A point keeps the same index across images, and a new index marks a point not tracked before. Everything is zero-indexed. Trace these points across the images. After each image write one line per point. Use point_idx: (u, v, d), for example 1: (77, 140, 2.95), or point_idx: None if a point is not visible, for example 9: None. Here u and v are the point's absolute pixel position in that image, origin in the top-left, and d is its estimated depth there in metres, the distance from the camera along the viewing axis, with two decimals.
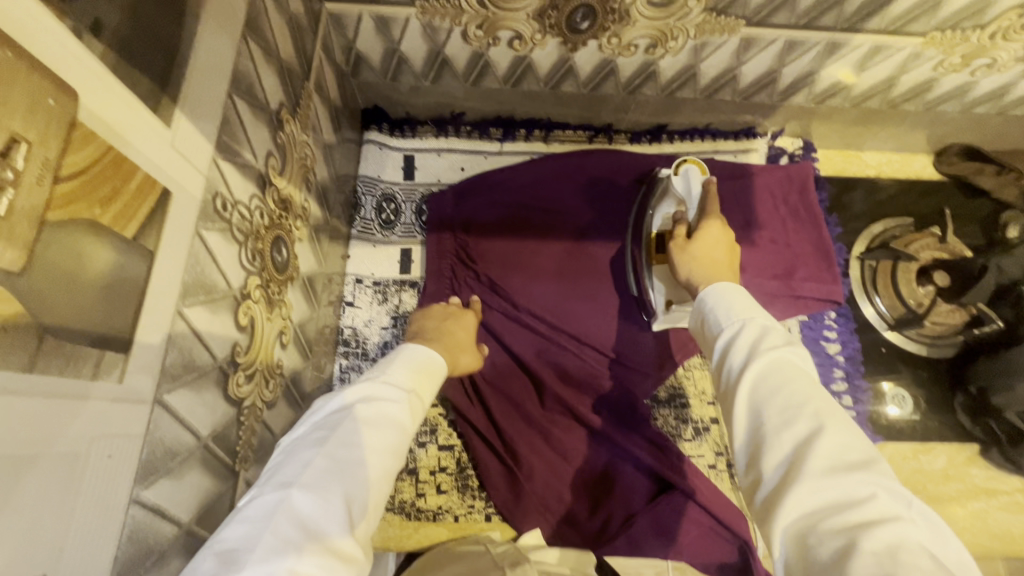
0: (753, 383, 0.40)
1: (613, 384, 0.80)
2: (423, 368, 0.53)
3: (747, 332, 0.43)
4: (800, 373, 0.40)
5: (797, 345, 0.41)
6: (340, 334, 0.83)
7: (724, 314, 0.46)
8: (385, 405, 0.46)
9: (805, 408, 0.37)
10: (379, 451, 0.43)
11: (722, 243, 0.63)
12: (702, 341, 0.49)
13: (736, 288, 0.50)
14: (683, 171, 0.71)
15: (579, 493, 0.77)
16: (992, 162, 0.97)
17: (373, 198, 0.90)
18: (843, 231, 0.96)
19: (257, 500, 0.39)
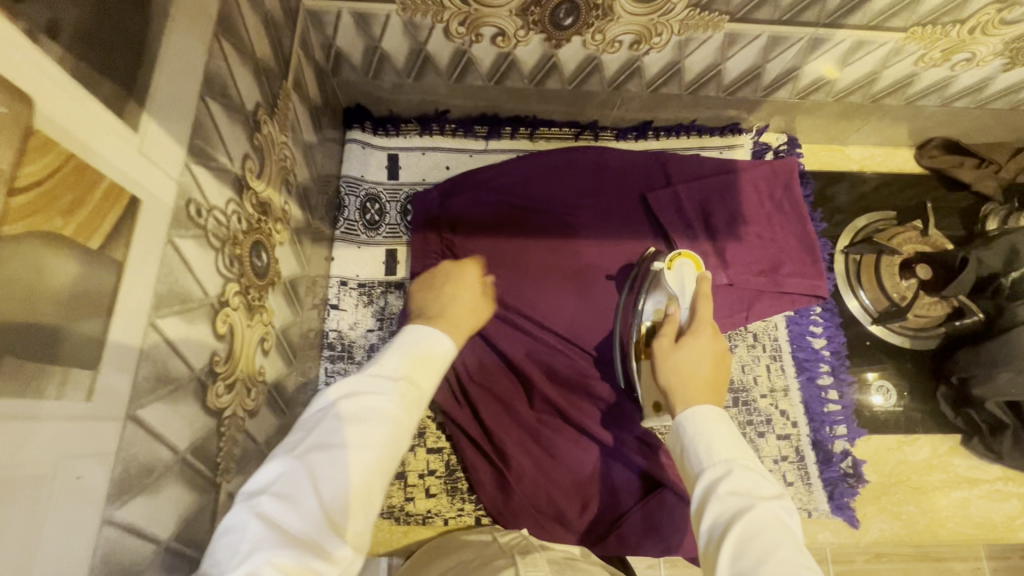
0: (738, 536, 0.47)
1: (603, 385, 0.80)
2: (416, 355, 0.51)
3: (733, 481, 0.51)
4: (784, 532, 0.47)
5: (776, 505, 0.49)
6: (326, 338, 0.81)
7: (708, 451, 0.53)
8: (369, 398, 0.46)
9: (791, 571, 0.44)
10: (361, 443, 0.44)
11: (707, 359, 0.62)
12: (683, 471, 0.56)
13: (717, 413, 0.57)
14: (677, 266, 0.72)
15: (569, 494, 0.77)
16: (971, 156, 0.98)
17: (357, 198, 0.88)
18: (828, 226, 0.97)
19: (237, 503, 0.41)
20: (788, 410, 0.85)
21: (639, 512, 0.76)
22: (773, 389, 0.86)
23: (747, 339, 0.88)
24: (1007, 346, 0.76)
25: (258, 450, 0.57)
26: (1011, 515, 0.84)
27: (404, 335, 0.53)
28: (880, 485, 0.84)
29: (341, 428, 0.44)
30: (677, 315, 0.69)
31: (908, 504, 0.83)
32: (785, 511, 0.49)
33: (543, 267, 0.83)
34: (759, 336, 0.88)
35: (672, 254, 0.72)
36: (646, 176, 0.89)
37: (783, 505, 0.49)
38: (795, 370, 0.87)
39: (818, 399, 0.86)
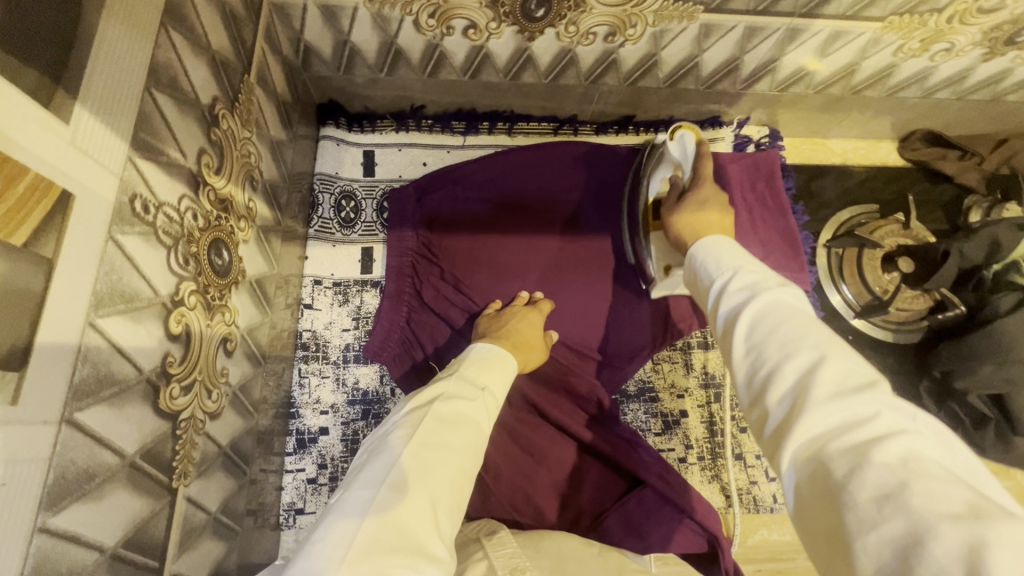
0: (748, 320, 0.40)
1: (582, 382, 0.80)
2: (495, 371, 0.60)
3: (741, 279, 0.43)
4: (798, 312, 0.39)
5: (789, 288, 0.41)
6: (299, 338, 0.80)
7: (715, 265, 0.47)
8: (464, 406, 0.53)
9: (806, 341, 0.36)
10: (460, 448, 0.49)
11: (714, 205, 0.63)
12: (698, 295, 0.50)
13: (725, 241, 0.50)
14: (679, 136, 0.71)
15: (548, 492, 0.76)
16: (954, 148, 0.97)
17: (331, 196, 0.87)
18: (810, 220, 0.96)
19: (349, 497, 0.43)
20: None
21: (622, 510, 0.74)
22: None
23: None
24: (988, 339, 0.76)
25: (221, 452, 0.55)
26: None
27: (480, 351, 0.63)
28: None
29: (445, 428, 0.50)
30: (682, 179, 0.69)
31: None
32: (803, 295, 0.41)
33: (522, 264, 0.83)
34: None
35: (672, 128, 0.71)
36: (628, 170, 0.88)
37: (798, 289, 0.41)
38: None
39: None
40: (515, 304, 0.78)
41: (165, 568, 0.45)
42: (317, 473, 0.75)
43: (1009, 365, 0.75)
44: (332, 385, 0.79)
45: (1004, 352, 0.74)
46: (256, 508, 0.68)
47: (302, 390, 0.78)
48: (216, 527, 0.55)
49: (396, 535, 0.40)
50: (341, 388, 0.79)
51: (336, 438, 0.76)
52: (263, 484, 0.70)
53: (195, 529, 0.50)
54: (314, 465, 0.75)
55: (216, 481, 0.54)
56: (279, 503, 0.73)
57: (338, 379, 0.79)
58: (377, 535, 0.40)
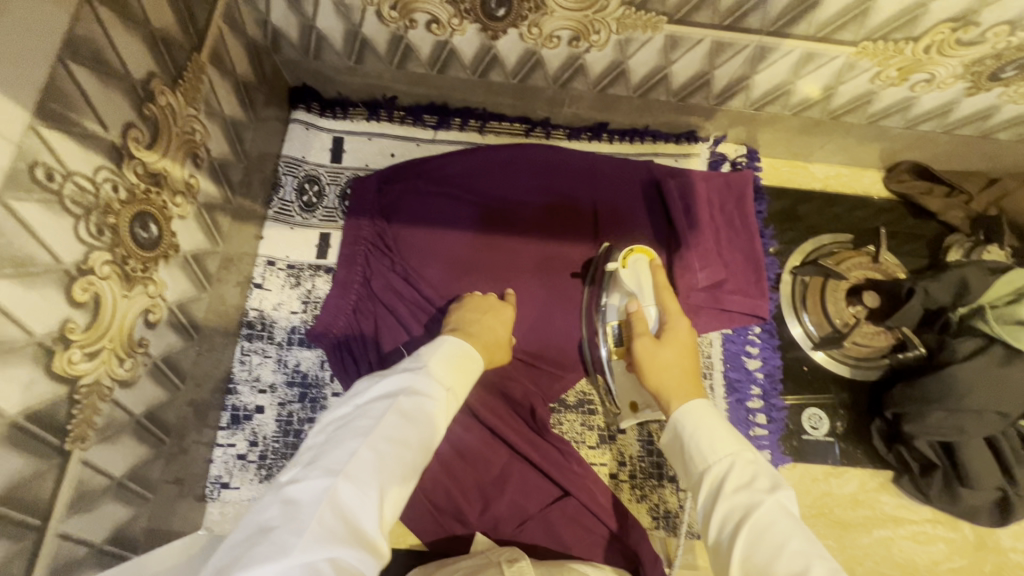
0: (747, 538, 0.48)
1: (519, 387, 0.79)
2: (462, 370, 0.62)
3: (736, 476, 0.52)
4: (788, 518, 0.48)
5: (782, 494, 0.49)
6: (246, 316, 0.80)
7: (710, 447, 0.55)
8: (428, 402, 0.55)
9: (806, 567, 0.44)
10: (415, 444, 0.52)
11: (682, 347, 0.67)
12: (684, 466, 0.58)
13: (704, 407, 0.59)
14: (633, 260, 0.72)
15: (471, 494, 0.75)
16: (942, 183, 0.94)
17: (295, 178, 0.87)
18: (780, 244, 0.93)
19: (309, 479, 0.46)
20: None
21: (544, 518, 0.75)
22: None
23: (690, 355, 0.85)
24: (941, 384, 0.73)
25: (133, 420, 0.57)
26: (937, 560, 0.80)
27: (448, 345, 0.63)
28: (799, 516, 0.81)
29: (406, 424, 0.52)
30: (643, 309, 0.70)
31: (828, 538, 0.80)
32: (789, 494, 0.50)
33: (478, 263, 0.83)
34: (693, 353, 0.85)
35: (626, 252, 0.73)
36: (593, 180, 0.88)
37: (786, 488, 0.50)
38: (725, 391, 0.84)
39: (744, 421, 0.84)
40: (488, 297, 0.77)
41: (48, 526, 0.47)
42: (248, 450, 0.76)
43: (960, 414, 0.72)
44: (273, 365, 0.79)
45: (954, 399, 0.72)
46: (181, 478, 0.69)
47: (242, 367, 0.78)
48: (120, 493, 0.57)
49: (345, 524, 0.44)
50: (282, 369, 0.79)
51: (270, 418, 0.77)
52: (192, 455, 0.71)
53: (92, 492, 0.52)
54: (245, 442, 0.76)
55: (123, 448, 0.56)
56: (207, 476, 0.74)
57: (280, 359, 0.80)
58: (328, 522, 0.43)
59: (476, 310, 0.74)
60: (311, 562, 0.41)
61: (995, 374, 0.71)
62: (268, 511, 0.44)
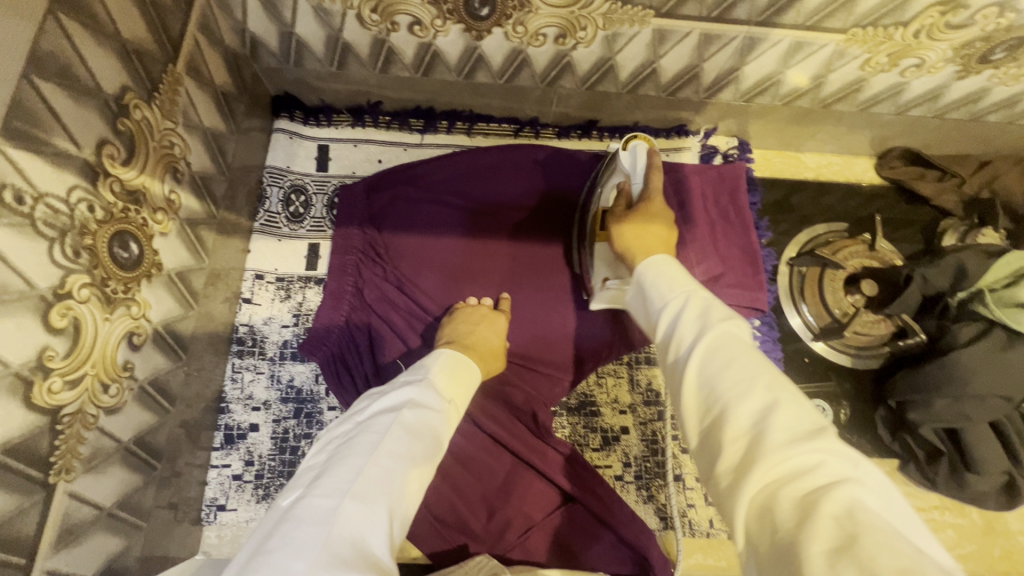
0: (702, 350, 0.40)
1: (518, 392, 0.78)
2: (464, 385, 0.61)
3: (691, 306, 0.44)
4: (741, 344, 0.40)
5: (736, 322, 0.41)
6: (236, 332, 0.78)
7: (663, 291, 0.47)
8: (433, 415, 0.54)
9: (755, 381, 0.36)
10: (420, 460, 0.50)
11: (662, 221, 0.62)
12: (644, 318, 0.50)
13: (665, 261, 0.51)
14: (632, 145, 0.67)
15: (474, 503, 0.74)
16: (933, 168, 0.93)
17: (280, 189, 0.84)
18: (776, 235, 0.92)
19: (312, 501, 0.43)
20: None
21: (549, 525, 0.73)
22: None
23: None
24: (943, 371, 0.73)
25: (121, 447, 0.55)
26: (947, 546, 0.79)
27: (447, 358, 0.62)
28: None
29: (412, 438, 0.50)
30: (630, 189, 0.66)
31: None
32: (748, 326, 0.41)
33: (471, 270, 0.82)
34: None
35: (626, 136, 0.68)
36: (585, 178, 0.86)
37: (744, 320, 0.42)
38: None
39: None
40: (479, 306, 0.76)
41: (34, 565, 0.45)
42: (243, 470, 0.74)
43: (964, 400, 0.72)
44: (266, 381, 0.77)
45: (957, 385, 0.71)
46: (176, 503, 0.67)
47: (234, 385, 0.76)
48: (111, 523, 0.55)
49: (354, 549, 0.41)
50: (275, 384, 0.77)
51: (265, 436, 0.75)
52: (185, 478, 0.69)
53: (80, 525, 0.49)
54: (240, 461, 0.74)
55: (111, 476, 0.54)
56: (202, 498, 0.72)
57: (273, 375, 0.77)
58: (335, 547, 0.40)
59: (468, 321, 0.73)
60: None
61: (997, 357, 0.71)
62: (270, 539, 0.41)
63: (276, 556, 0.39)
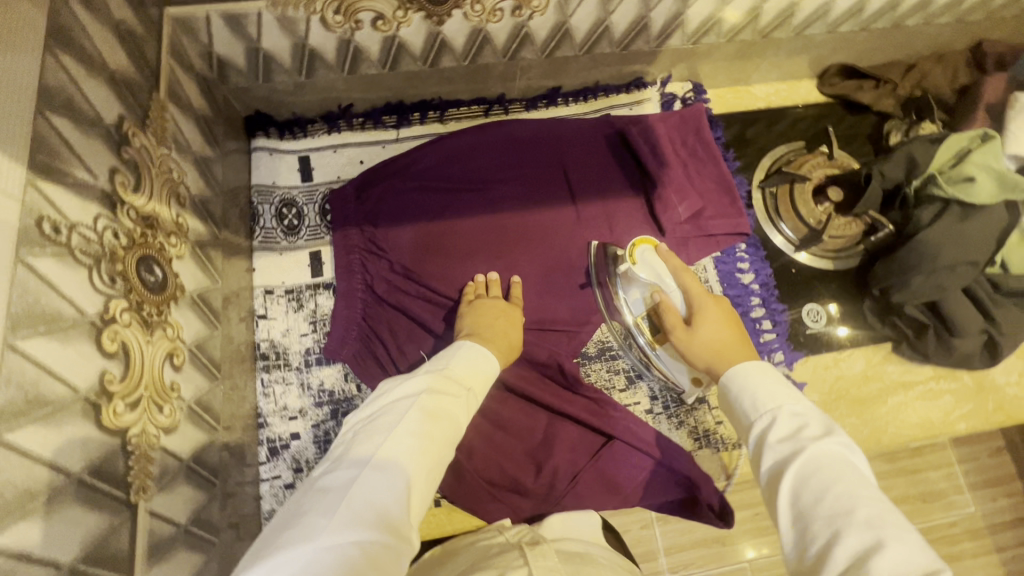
0: (794, 476, 0.46)
1: (540, 349, 0.81)
2: (477, 369, 0.63)
3: (782, 426, 0.51)
4: (846, 467, 0.46)
5: (833, 442, 0.47)
6: (258, 349, 0.79)
7: (756, 403, 0.54)
8: (447, 396, 0.56)
9: (858, 517, 0.42)
10: (438, 438, 0.52)
11: (719, 323, 0.70)
12: (733, 419, 0.58)
13: (760, 367, 0.58)
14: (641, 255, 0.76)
15: (521, 461, 0.77)
16: (868, 78, 1.02)
17: (271, 205, 0.86)
18: (742, 164, 0.99)
19: (338, 473, 0.47)
20: None
21: (595, 468, 0.77)
22: None
23: None
24: (916, 252, 0.80)
25: (184, 465, 0.56)
26: (948, 410, 0.87)
27: (463, 351, 0.64)
28: (822, 403, 0.87)
29: (428, 416, 0.53)
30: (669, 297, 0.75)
31: (851, 417, 0.86)
32: (850, 447, 0.47)
33: (469, 248, 0.86)
34: None
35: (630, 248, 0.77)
36: (559, 145, 0.93)
37: (843, 438, 0.48)
38: None
39: (753, 331, 0.89)
40: (497, 301, 0.78)
41: None
42: (294, 478, 0.76)
43: (938, 273, 0.79)
44: (298, 391, 0.79)
45: (928, 261, 0.79)
46: (237, 520, 0.68)
47: (268, 399, 0.78)
48: (188, 539, 0.56)
49: (375, 512, 0.44)
50: (308, 391, 0.79)
51: (309, 441, 0.77)
52: (240, 496, 0.70)
53: (164, 541, 0.51)
54: (290, 470, 0.75)
55: (181, 494, 0.55)
56: (260, 513, 0.73)
57: (303, 383, 0.79)
58: (356, 509, 0.44)
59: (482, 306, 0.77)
60: (340, 546, 0.40)
61: (957, 229, 0.79)
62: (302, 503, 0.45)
63: (306, 516, 0.43)
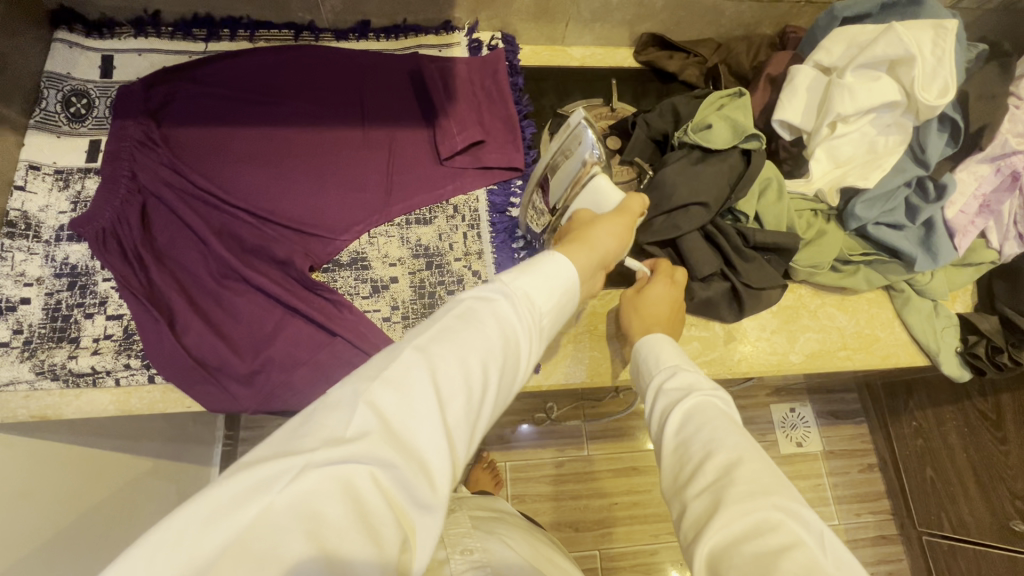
0: (682, 411, 0.56)
1: (283, 248, 0.83)
2: (552, 275, 0.53)
3: (678, 377, 0.60)
4: (720, 413, 0.55)
5: (714, 392, 0.58)
6: (7, 217, 0.82)
7: (660, 360, 0.64)
8: (495, 306, 0.49)
9: (734, 447, 0.50)
10: (476, 351, 0.45)
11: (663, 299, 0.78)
12: (640, 377, 0.67)
13: (660, 338, 0.68)
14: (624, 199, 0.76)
15: (242, 349, 0.78)
16: (680, 51, 1.06)
17: (59, 92, 0.90)
18: (534, 110, 1.02)
19: (353, 381, 0.42)
20: (480, 271, 0.89)
21: (315, 364, 0.78)
22: (468, 254, 0.89)
23: (446, 210, 0.91)
24: (656, 189, 0.85)
25: None
26: (693, 355, 0.88)
27: (547, 261, 0.54)
28: (567, 334, 0.88)
29: (464, 325, 0.46)
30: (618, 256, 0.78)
31: (592, 350, 0.87)
32: (727, 399, 0.57)
33: (247, 153, 0.89)
34: (458, 207, 0.91)
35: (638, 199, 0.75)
36: (360, 72, 0.97)
37: (725, 394, 0.58)
38: (489, 236, 0.90)
39: (509, 259, 0.89)
40: (626, 213, 0.72)
41: None
42: (11, 338, 0.76)
43: (673, 214, 0.84)
44: (40, 261, 0.81)
45: (664, 199, 0.84)
46: None
47: (5, 263, 0.79)
48: None
49: (389, 429, 0.39)
50: (49, 263, 0.81)
51: (37, 307, 0.78)
52: None
53: None
54: (8, 330, 0.76)
55: None
56: None
57: (47, 255, 0.81)
58: (366, 421, 0.39)
59: (589, 224, 0.69)
60: (341, 464, 0.36)
61: (692, 170, 0.84)
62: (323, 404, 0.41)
63: (319, 414, 0.40)
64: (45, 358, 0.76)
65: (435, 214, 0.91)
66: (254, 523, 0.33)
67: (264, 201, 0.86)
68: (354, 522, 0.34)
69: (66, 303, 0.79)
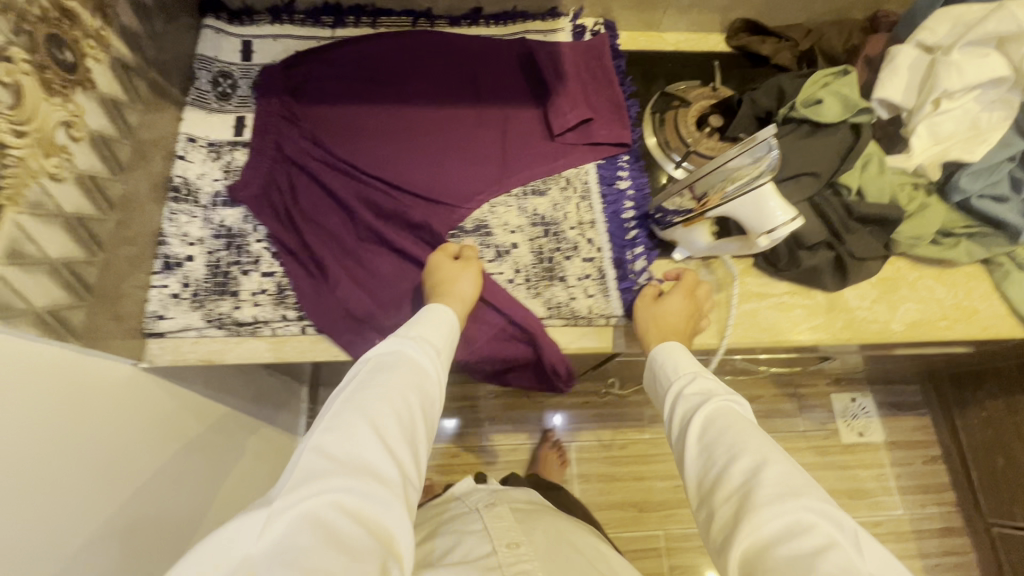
0: (705, 416, 0.64)
1: (416, 212, 0.90)
2: (442, 326, 0.72)
3: (697, 384, 0.69)
4: (736, 415, 0.63)
5: (732, 400, 0.65)
6: (172, 183, 0.90)
7: (679, 370, 0.72)
8: (395, 363, 0.65)
9: (757, 450, 0.58)
10: (401, 399, 0.60)
11: (678, 311, 0.83)
12: (658, 386, 0.75)
13: (675, 347, 0.75)
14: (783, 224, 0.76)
15: (384, 303, 0.85)
16: (773, 36, 1.11)
17: (208, 72, 0.99)
18: (636, 91, 1.07)
19: (312, 434, 0.56)
20: (594, 239, 0.94)
21: None
22: (582, 223, 0.95)
23: (559, 182, 0.97)
24: None
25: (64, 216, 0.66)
26: (797, 322, 0.92)
27: (427, 321, 0.71)
28: None
29: (386, 379, 0.62)
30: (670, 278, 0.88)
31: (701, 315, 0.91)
32: (743, 400, 0.66)
33: (377, 128, 0.97)
34: (571, 179, 0.97)
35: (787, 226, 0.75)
36: (475, 55, 1.03)
37: (741, 398, 0.66)
38: (601, 206, 0.96)
39: (621, 228, 0.94)
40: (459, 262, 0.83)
41: None
42: (181, 290, 0.84)
43: (785, 184, 0.88)
44: (200, 223, 0.89)
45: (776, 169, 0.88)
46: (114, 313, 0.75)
47: (172, 223, 0.88)
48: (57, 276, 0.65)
49: (342, 464, 0.54)
50: (209, 225, 0.89)
51: (201, 263, 0.86)
52: (126, 286, 0.78)
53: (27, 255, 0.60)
54: (178, 283, 0.84)
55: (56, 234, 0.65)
56: (145, 312, 0.82)
57: (206, 218, 0.89)
58: (320, 462, 0.53)
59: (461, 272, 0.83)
60: (334, 493, 0.51)
61: (801, 143, 0.89)
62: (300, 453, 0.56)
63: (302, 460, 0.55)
64: (212, 307, 0.84)
65: (549, 185, 0.97)
66: (262, 545, 0.47)
67: (395, 171, 0.93)
68: (337, 532, 0.49)
69: (226, 261, 0.87)
